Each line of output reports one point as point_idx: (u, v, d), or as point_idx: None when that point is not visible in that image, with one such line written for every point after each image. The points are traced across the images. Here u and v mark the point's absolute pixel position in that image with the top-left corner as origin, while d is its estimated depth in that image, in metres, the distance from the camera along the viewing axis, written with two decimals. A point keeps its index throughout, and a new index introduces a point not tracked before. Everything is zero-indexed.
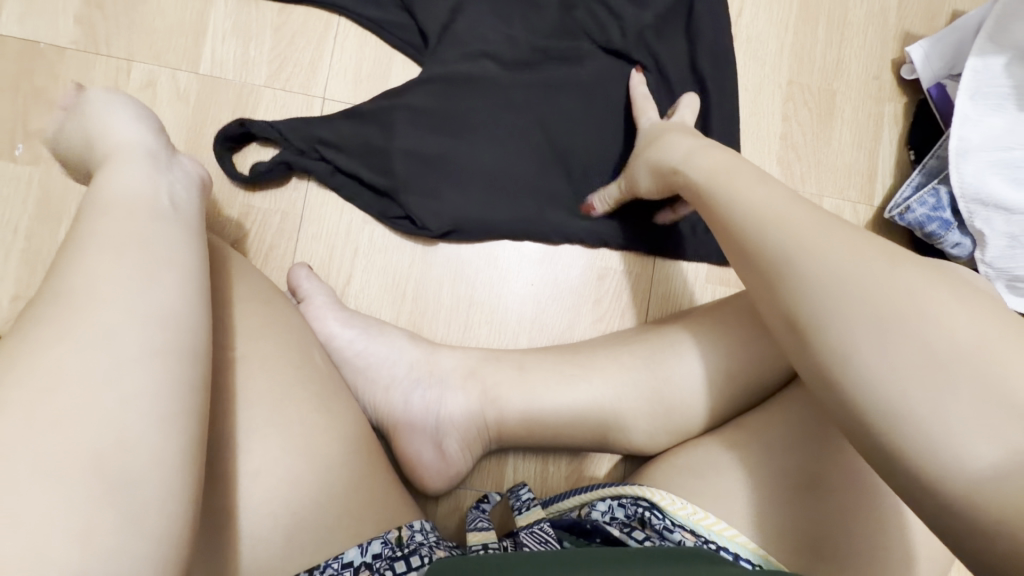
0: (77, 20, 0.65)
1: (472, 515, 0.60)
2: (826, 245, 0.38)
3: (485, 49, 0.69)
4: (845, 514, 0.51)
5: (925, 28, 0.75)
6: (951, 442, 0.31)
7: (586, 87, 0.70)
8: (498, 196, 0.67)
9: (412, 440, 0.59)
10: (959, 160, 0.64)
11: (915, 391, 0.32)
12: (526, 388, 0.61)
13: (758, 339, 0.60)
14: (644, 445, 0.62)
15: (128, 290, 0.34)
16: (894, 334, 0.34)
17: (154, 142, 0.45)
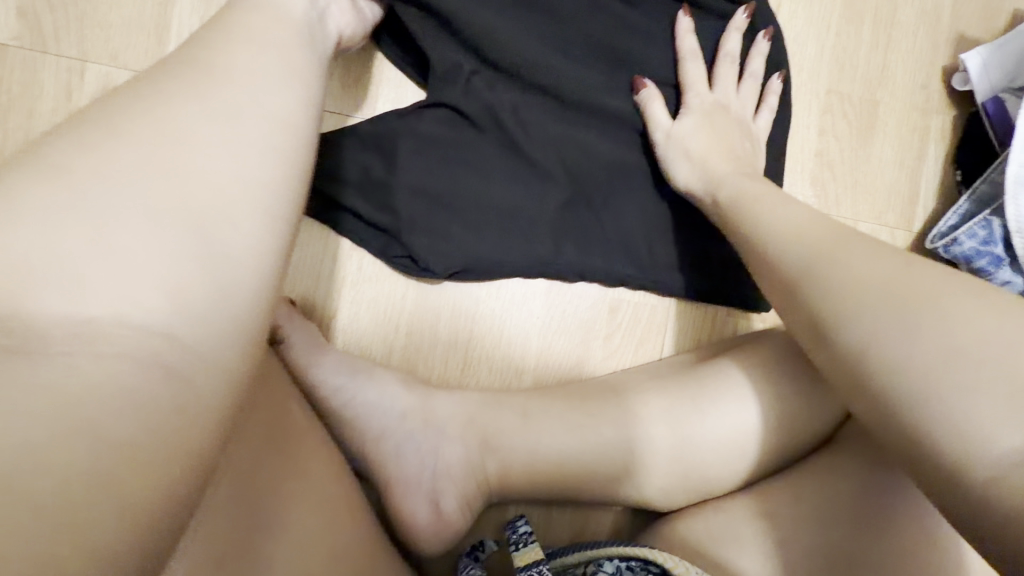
0: (19, 11, 0.57)
1: (462, 562, 0.55)
2: (849, 274, 0.39)
3: (505, 70, 0.61)
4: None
5: (981, 30, 0.67)
6: None
7: (615, 115, 0.62)
8: (510, 234, 0.60)
9: (405, 497, 0.54)
10: (1017, 189, 0.57)
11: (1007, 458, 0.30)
12: (530, 438, 0.55)
13: (783, 394, 0.56)
14: (658, 501, 0.56)
15: (203, 187, 0.30)
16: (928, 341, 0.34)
17: (303, 16, 0.44)
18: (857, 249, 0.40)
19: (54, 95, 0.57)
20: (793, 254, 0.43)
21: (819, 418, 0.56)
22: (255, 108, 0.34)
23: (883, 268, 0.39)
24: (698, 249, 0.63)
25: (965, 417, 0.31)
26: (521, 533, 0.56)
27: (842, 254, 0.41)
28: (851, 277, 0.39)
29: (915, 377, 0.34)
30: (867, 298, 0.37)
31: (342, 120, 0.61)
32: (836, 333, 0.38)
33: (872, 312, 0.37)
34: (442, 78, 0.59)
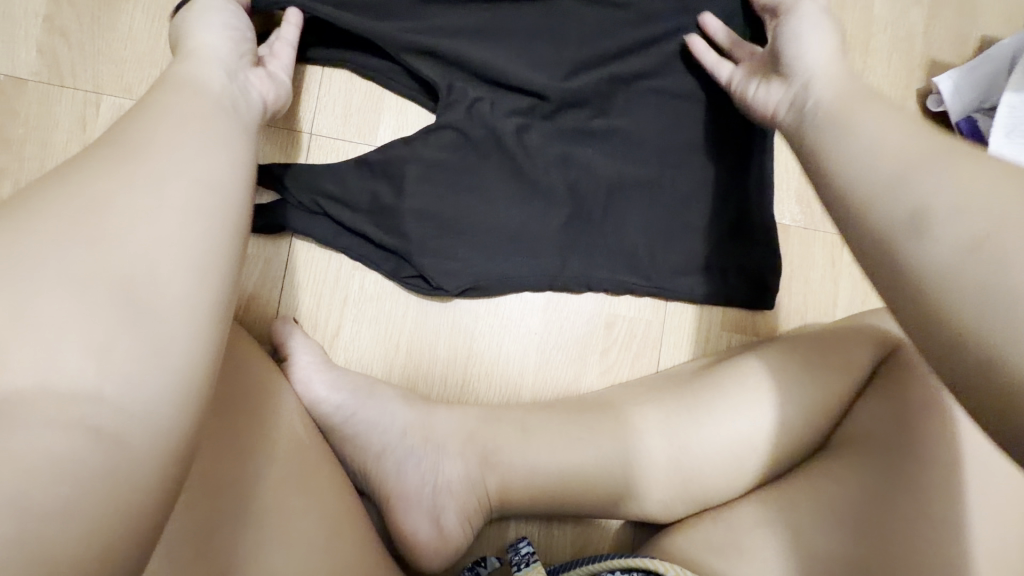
0: (38, 48, 0.59)
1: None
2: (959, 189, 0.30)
3: (510, 101, 0.64)
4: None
5: (952, 55, 0.71)
6: None
7: (614, 141, 0.65)
8: (515, 251, 0.63)
9: (407, 514, 0.54)
10: None
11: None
12: (529, 451, 0.56)
13: (777, 405, 0.57)
14: (658, 514, 0.57)
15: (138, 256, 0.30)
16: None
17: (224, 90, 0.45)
18: (954, 161, 0.32)
19: (69, 126, 0.59)
20: (881, 169, 0.36)
21: (813, 428, 0.57)
22: (186, 165, 0.35)
23: (993, 179, 0.30)
24: (694, 260, 0.65)
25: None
26: (524, 555, 0.56)
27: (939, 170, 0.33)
28: (946, 186, 0.31)
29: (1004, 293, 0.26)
30: (969, 198, 0.30)
31: (348, 146, 0.63)
32: (916, 242, 0.31)
33: (972, 217, 0.29)
34: (447, 109, 0.62)
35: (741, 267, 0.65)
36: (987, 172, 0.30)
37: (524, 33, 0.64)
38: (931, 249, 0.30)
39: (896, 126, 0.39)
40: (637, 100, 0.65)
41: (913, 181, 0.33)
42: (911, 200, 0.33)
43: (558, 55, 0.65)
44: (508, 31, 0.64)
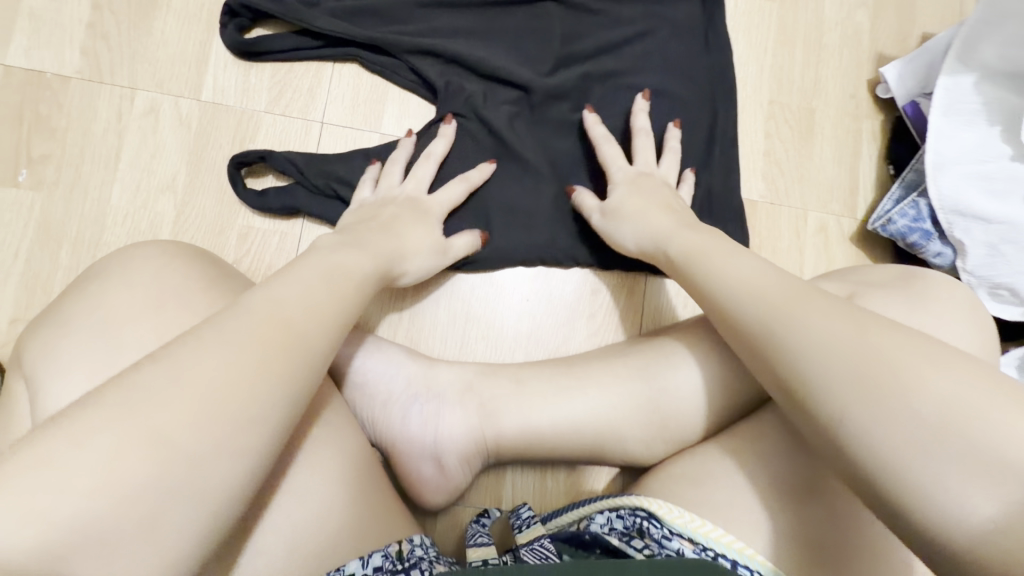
0: (82, 50, 0.67)
1: (472, 528, 0.62)
2: (824, 336, 0.40)
3: (494, 89, 0.71)
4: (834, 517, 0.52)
5: (897, 49, 0.79)
6: (970, 516, 0.33)
7: (590, 126, 0.72)
8: (508, 226, 0.69)
9: (411, 455, 0.59)
10: (936, 174, 0.66)
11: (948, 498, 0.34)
12: (522, 399, 0.61)
13: None
14: (642, 455, 0.62)
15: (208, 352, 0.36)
16: (892, 409, 0.36)
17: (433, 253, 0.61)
18: (808, 308, 0.42)
19: (107, 117, 0.67)
20: (749, 309, 0.45)
21: None
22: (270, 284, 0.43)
23: (846, 325, 0.40)
24: None
25: (944, 473, 0.34)
26: (524, 518, 0.63)
27: (797, 311, 0.42)
28: (813, 332, 0.41)
29: (886, 430, 0.36)
30: (837, 347, 0.39)
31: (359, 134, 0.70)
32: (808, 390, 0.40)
33: (843, 369, 0.38)
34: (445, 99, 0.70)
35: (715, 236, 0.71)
36: (837, 316, 0.41)
37: (506, 31, 0.73)
38: (823, 397, 0.39)
39: (747, 259, 0.49)
40: (612, 89, 0.73)
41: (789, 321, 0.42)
42: (791, 347, 0.41)
43: (541, 52, 0.73)
44: (493, 29, 0.73)
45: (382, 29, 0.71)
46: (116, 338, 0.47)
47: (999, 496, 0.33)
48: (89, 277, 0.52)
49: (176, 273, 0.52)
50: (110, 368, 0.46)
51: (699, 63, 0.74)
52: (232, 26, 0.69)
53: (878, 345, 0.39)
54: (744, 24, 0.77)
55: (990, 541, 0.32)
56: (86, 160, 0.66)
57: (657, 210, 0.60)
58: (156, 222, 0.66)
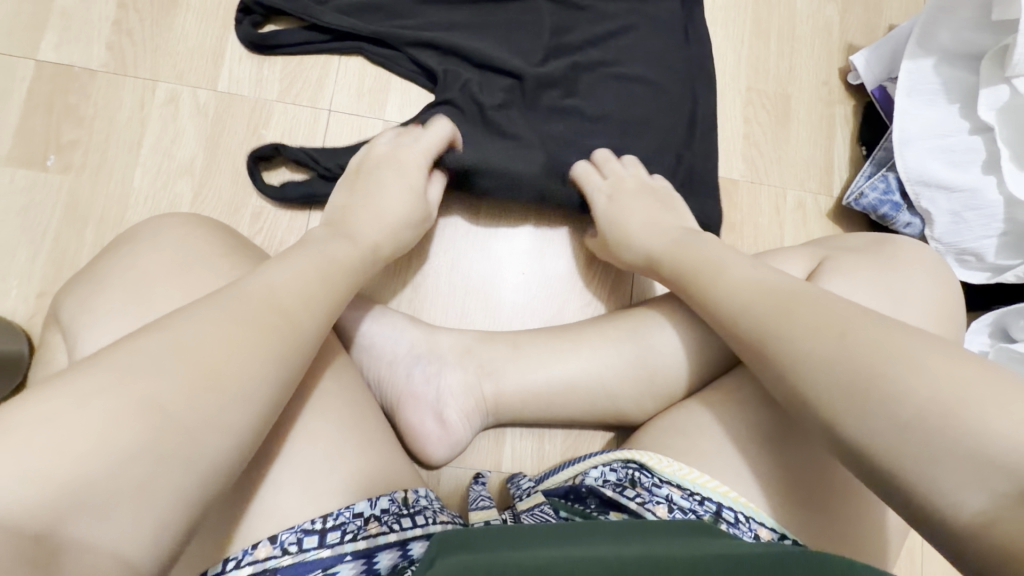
0: (108, 45, 0.73)
1: (474, 491, 0.66)
2: (819, 339, 0.41)
3: (487, 78, 0.76)
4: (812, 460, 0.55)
5: (865, 40, 0.84)
6: (961, 510, 0.32)
7: (578, 111, 0.76)
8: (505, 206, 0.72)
9: (414, 412, 0.63)
10: (903, 149, 0.71)
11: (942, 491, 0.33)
12: (520, 361, 0.65)
13: None
14: (632, 413, 0.66)
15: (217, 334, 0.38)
16: (883, 404, 0.36)
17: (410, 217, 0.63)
18: (807, 310, 0.44)
19: (130, 106, 0.72)
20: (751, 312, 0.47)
21: None
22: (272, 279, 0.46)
23: (844, 325, 0.41)
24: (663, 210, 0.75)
25: (938, 466, 0.33)
26: (524, 487, 0.67)
27: (795, 313, 0.44)
28: (809, 336, 0.42)
29: (878, 425, 0.36)
30: (831, 349, 0.40)
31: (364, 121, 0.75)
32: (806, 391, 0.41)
33: (837, 368, 0.39)
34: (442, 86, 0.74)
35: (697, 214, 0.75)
36: (837, 316, 0.42)
37: (498, 28, 0.78)
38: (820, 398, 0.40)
39: (749, 263, 0.52)
40: (598, 78, 0.78)
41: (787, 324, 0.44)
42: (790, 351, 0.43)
43: (531, 44, 0.78)
44: (486, 25, 0.78)
45: (383, 24, 0.76)
46: (143, 293, 0.51)
47: (995, 488, 0.31)
48: (118, 244, 0.56)
49: (200, 239, 0.56)
50: (139, 319, 0.50)
51: (680, 53, 0.80)
52: (247, 21, 0.75)
53: (876, 344, 0.39)
54: (721, 18, 0.83)
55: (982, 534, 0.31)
56: (110, 146, 0.71)
57: (643, 222, 0.65)
58: (174, 202, 0.70)
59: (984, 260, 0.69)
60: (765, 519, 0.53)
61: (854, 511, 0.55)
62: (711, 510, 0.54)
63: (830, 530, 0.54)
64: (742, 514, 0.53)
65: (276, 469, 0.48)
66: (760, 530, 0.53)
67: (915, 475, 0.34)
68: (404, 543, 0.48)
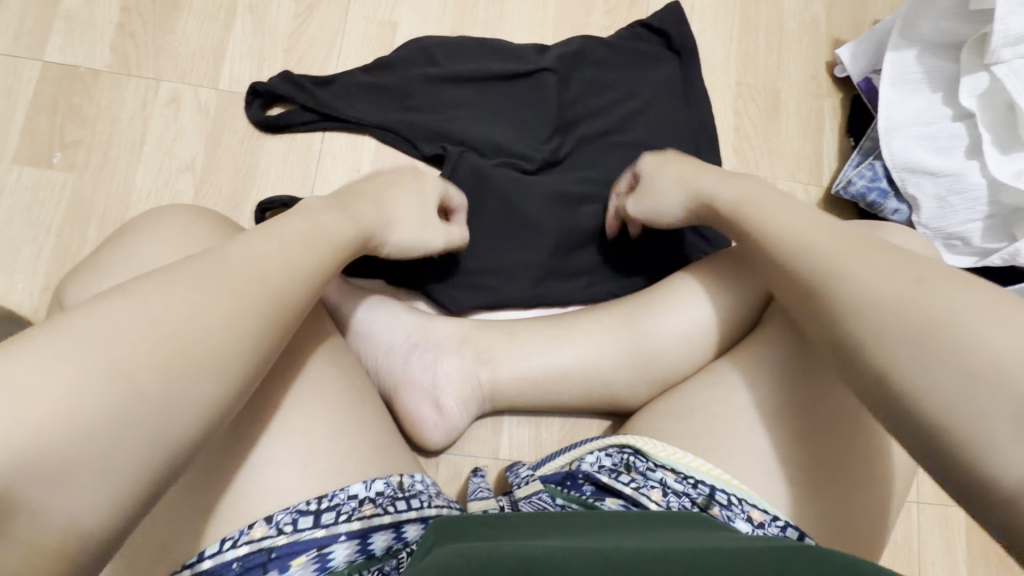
0: (112, 47, 0.75)
1: (472, 483, 0.67)
2: (878, 292, 0.40)
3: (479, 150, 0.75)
4: (811, 440, 0.55)
5: (851, 35, 0.86)
6: (1009, 466, 0.32)
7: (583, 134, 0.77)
8: (519, 239, 0.73)
9: (411, 398, 0.64)
10: (888, 137, 0.73)
11: (985, 445, 0.32)
12: (515, 347, 0.66)
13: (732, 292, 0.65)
14: (628, 398, 0.67)
15: (230, 306, 0.38)
16: (935, 364, 0.36)
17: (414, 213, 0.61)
18: (866, 263, 0.42)
19: (133, 106, 0.74)
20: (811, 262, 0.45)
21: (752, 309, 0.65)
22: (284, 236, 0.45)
23: (903, 282, 0.40)
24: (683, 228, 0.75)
25: (986, 424, 0.33)
26: (521, 475, 0.68)
27: (856, 264, 0.42)
28: (875, 288, 0.40)
29: (927, 384, 0.35)
30: (890, 303, 0.39)
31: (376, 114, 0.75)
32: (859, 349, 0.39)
33: (892, 324, 0.38)
34: (437, 109, 0.76)
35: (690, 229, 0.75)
36: (905, 271, 0.41)
37: (490, 44, 0.79)
38: (874, 353, 0.39)
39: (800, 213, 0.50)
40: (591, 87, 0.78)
41: (844, 276, 0.42)
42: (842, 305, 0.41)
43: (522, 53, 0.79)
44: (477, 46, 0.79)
45: (389, 76, 0.76)
46: None
47: None
48: (121, 236, 0.58)
49: (200, 229, 0.58)
50: None
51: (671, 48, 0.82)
52: (257, 102, 0.75)
53: (937, 300, 0.38)
54: (710, 15, 0.85)
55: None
56: (113, 144, 0.72)
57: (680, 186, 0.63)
58: (176, 199, 0.72)
59: (971, 244, 0.70)
60: (757, 501, 0.53)
61: (851, 486, 0.55)
62: (704, 492, 0.54)
63: (826, 505, 0.54)
64: (734, 496, 0.54)
65: (272, 452, 0.49)
66: (753, 511, 0.53)
67: (962, 432, 0.33)
68: (398, 525, 0.49)
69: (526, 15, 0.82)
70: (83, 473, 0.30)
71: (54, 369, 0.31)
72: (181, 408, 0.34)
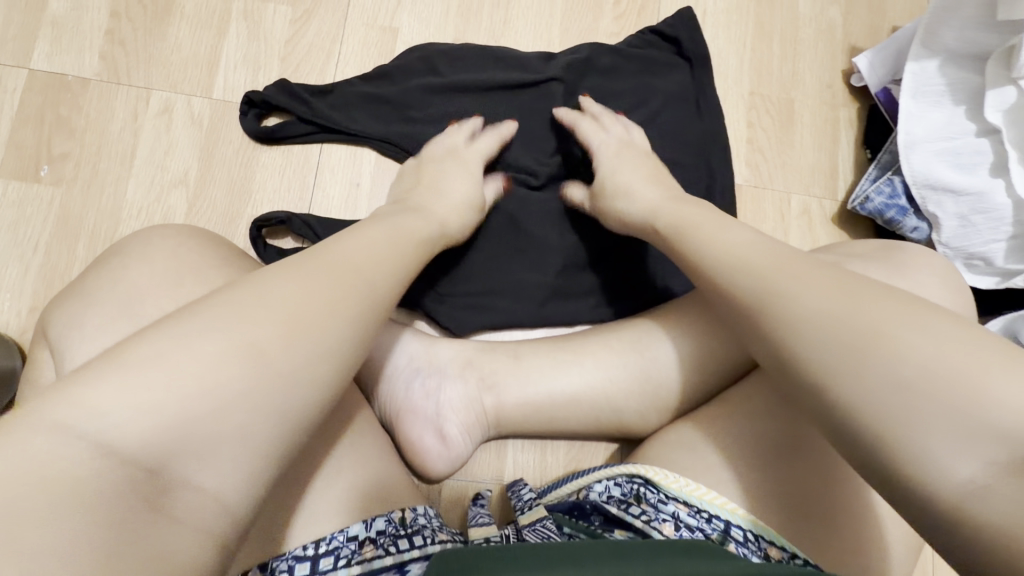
0: (100, 55, 0.72)
1: (472, 511, 0.64)
2: (795, 299, 0.39)
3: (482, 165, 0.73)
4: (825, 468, 0.54)
5: (869, 42, 0.83)
6: (953, 475, 0.31)
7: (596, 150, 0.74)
8: (528, 259, 0.71)
9: (413, 426, 0.62)
10: (907, 153, 0.70)
11: (929, 453, 0.32)
12: (521, 371, 0.64)
13: None
14: (636, 425, 0.65)
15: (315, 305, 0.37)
16: (869, 375, 0.35)
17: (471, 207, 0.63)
18: (795, 273, 0.41)
19: (124, 117, 0.71)
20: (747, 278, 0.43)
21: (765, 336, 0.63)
22: (363, 237, 0.46)
23: (819, 287, 0.39)
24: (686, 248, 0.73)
25: (928, 437, 0.32)
26: (525, 499, 0.65)
27: (785, 275, 0.41)
28: (807, 295, 0.39)
29: (866, 395, 0.34)
30: (820, 312, 0.38)
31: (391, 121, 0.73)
32: (795, 358, 0.38)
33: (824, 333, 0.37)
34: (439, 121, 0.73)
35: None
36: (831, 277, 0.40)
37: (494, 52, 0.76)
38: (811, 365, 0.37)
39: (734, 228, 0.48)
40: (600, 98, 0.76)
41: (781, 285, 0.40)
42: (780, 317, 0.39)
43: (527, 64, 0.75)
44: (480, 55, 0.76)
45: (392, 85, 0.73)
46: (136, 309, 0.50)
47: (986, 456, 0.31)
48: (109, 260, 0.55)
49: (192, 252, 0.55)
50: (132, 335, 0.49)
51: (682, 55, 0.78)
52: (252, 113, 0.72)
53: (863, 308, 0.37)
54: (723, 21, 0.82)
55: (970, 501, 0.31)
56: (103, 157, 0.70)
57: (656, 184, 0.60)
58: (168, 215, 0.69)
59: (993, 265, 0.67)
60: (776, 537, 0.51)
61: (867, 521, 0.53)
62: (718, 528, 0.52)
63: (846, 539, 0.52)
64: (750, 532, 0.51)
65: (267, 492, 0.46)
66: (770, 549, 0.50)
67: (905, 443, 0.33)
68: (401, 566, 0.46)
69: (532, 20, 0.79)
70: (211, 457, 0.32)
71: (189, 360, 0.32)
72: (292, 394, 0.34)
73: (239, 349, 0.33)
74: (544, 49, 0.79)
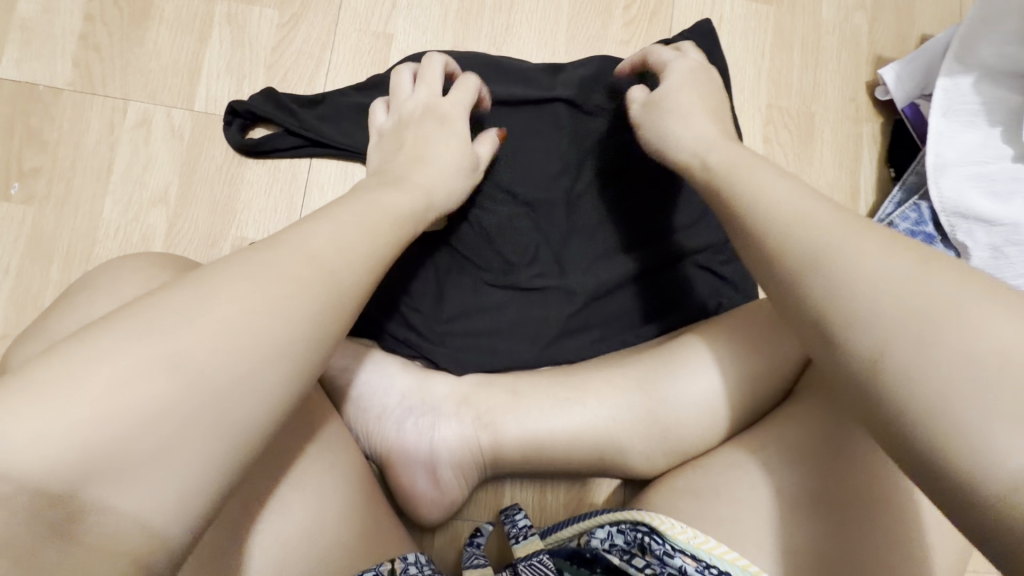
0: (74, 62, 0.67)
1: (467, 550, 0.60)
2: (851, 264, 0.34)
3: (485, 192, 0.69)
4: (856, 514, 0.50)
5: (896, 52, 0.78)
6: (1002, 462, 0.26)
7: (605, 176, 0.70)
8: (531, 293, 0.68)
9: (405, 469, 0.59)
10: (936, 176, 0.66)
11: (978, 439, 0.27)
12: (520, 409, 0.60)
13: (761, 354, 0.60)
14: (642, 468, 0.61)
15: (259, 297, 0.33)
16: (929, 348, 0.30)
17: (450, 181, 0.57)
18: (851, 243, 0.35)
19: (99, 129, 0.66)
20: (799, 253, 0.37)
21: (777, 377, 0.61)
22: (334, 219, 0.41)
23: (874, 253, 0.34)
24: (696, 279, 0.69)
25: (992, 432, 0.27)
26: (519, 525, 0.61)
27: (844, 233, 0.36)
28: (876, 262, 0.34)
29: (914, 380, 0.30)
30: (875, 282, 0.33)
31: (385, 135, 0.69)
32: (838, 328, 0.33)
33: (884, 300, 0.32)
34: None
35: (709, 270, 0.69)
36: (888, 246, 0.35)
37: (496, 63, 0.71)
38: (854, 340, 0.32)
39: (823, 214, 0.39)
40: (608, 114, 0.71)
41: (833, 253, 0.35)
42: (825, 283, 0.35)
43: (531, 78, 0.71)
44: (481, 66, 0.71)
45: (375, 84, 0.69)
46: None
47: None
48: (76, 292, 0.51)
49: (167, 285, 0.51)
50: None
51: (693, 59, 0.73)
52: (235, 124, 0.67)
53: (932, 281, 0.32)
54: (741, 28, 0.77)
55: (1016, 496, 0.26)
56: (77, 173, 0.65)
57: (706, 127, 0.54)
58: (147, 235, 0.65)
59: None
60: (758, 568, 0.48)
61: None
62: None
63: None
64: None
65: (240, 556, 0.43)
66: None
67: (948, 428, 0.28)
68: None
69: (536, 26, 0.74)
70: (136, 469, 0.27)
71: (115, 364, 0.28)
72: (237, 399, 0.30)
73: (171, 347, 0.29)
74: (549, 57, 0.74)
